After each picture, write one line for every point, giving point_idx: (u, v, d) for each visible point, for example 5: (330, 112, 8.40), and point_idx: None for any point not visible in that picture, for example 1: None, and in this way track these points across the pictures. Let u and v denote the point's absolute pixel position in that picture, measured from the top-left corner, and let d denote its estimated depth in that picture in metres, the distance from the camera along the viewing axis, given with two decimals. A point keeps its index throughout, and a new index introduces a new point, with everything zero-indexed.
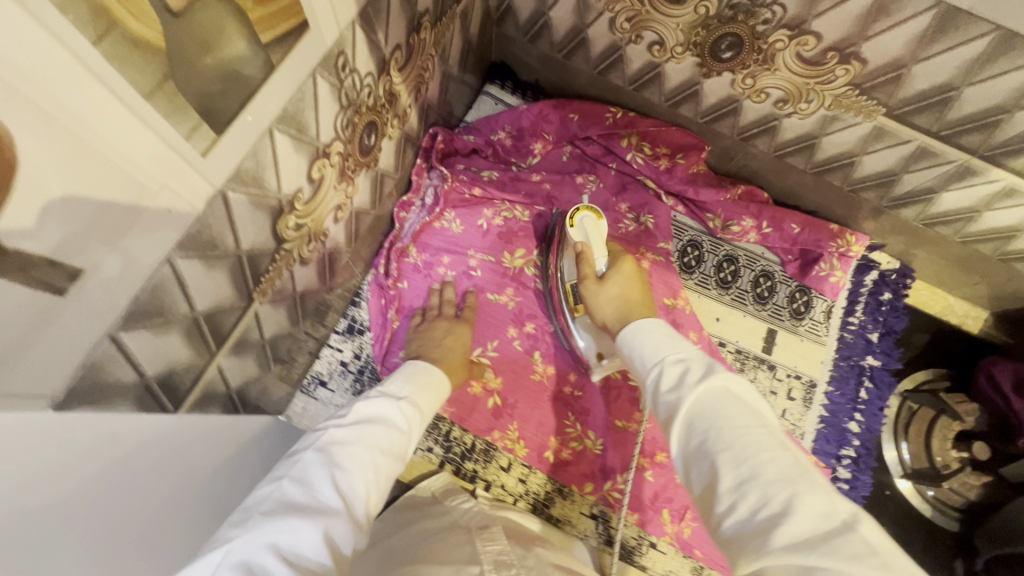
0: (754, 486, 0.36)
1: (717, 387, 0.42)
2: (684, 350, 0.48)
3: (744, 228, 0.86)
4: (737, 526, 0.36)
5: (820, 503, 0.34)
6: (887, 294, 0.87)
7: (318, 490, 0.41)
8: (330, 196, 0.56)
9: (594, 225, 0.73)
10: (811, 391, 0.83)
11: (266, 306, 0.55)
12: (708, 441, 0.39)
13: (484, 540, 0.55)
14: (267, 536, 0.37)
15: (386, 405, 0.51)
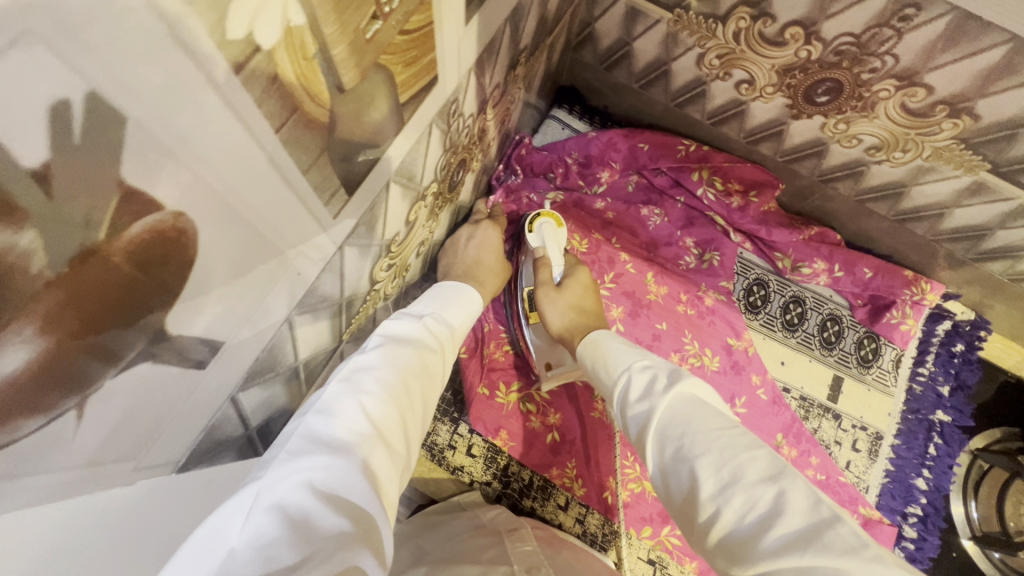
0: (738, 489, 0.35)
1: (687, 394, 0.43)
2: (650, 358, 0.49)
3: (815, 270, 0.83)
4: (727, 533, 0.34)
5: (802, 500, 0.33)
6: (960, 346, 0.84)
7: (344, 421, 0.34)
8: (418, 233, 0.55)
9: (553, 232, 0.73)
10: (877, 443, 0.80)
11: (350, 343, 0.54)
12: (683, 446, 0.39)
13: (514, 542, 0.57)
14: (297, 477, 0.30)
15: (407, 325, 0.46)
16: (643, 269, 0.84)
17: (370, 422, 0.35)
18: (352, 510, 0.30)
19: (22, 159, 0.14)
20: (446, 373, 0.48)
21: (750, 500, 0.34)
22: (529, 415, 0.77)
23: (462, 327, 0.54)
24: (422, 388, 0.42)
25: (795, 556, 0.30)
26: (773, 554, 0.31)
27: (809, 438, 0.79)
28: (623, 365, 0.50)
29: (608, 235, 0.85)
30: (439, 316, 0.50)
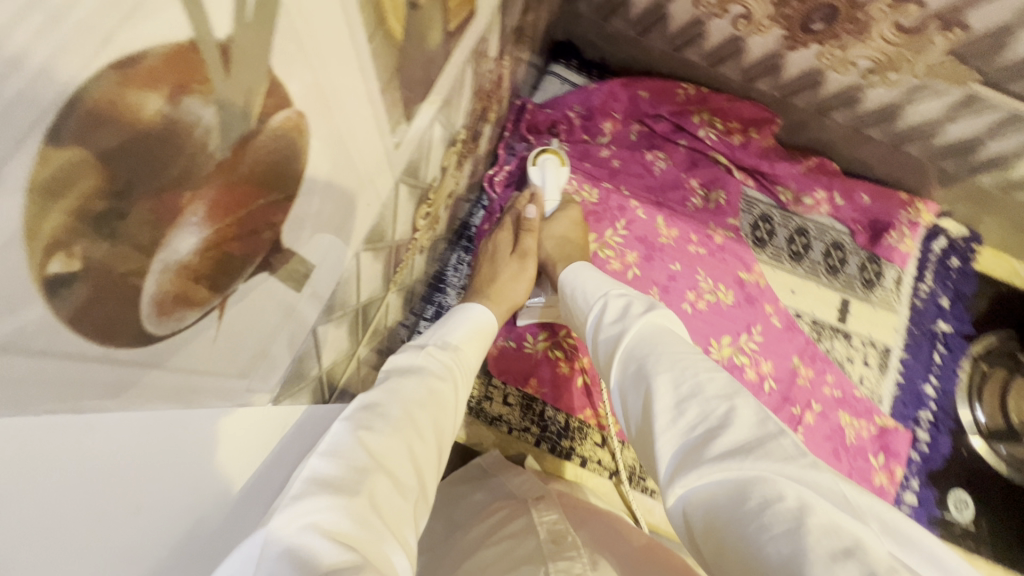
0: (695, 402, 0.36)
1: (658, 324, 0.46)
2: (628, 290, 0.53)
3: (816, 200, 0.87)
4: (677, 443, 0.35)
5: (756, 416, 0.34)
6: (955, 260, 0.89)
7: (346, 457, 0.33)
8: (447, 183, 0.57)
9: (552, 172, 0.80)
10: (886, 357, 0.85)
11: (394, 294, 0.55)
12: (646, 364, 0.41)
13: (538, 511, 0.52)
14: (301, 520, 0.29)
15: (413, 359, 0.47)
16: (653, 213, 0.87)
17: (374, 454, 0.35)
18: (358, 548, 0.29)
19: (215, 30, 0.16)
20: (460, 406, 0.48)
21: (703, 412, 0.35)
22: (559, 361, 0.78)
23: (472, 357, 0.54)
24: (428, 416, 0.42)
25: (738, 460, 0.31)
26: (714, 458, 0.32)
27: (823, 358, 0.84)
28: (602, 294, 0.54)
29: (617, 184, 0.88)
30: (444, 345, 0.51)
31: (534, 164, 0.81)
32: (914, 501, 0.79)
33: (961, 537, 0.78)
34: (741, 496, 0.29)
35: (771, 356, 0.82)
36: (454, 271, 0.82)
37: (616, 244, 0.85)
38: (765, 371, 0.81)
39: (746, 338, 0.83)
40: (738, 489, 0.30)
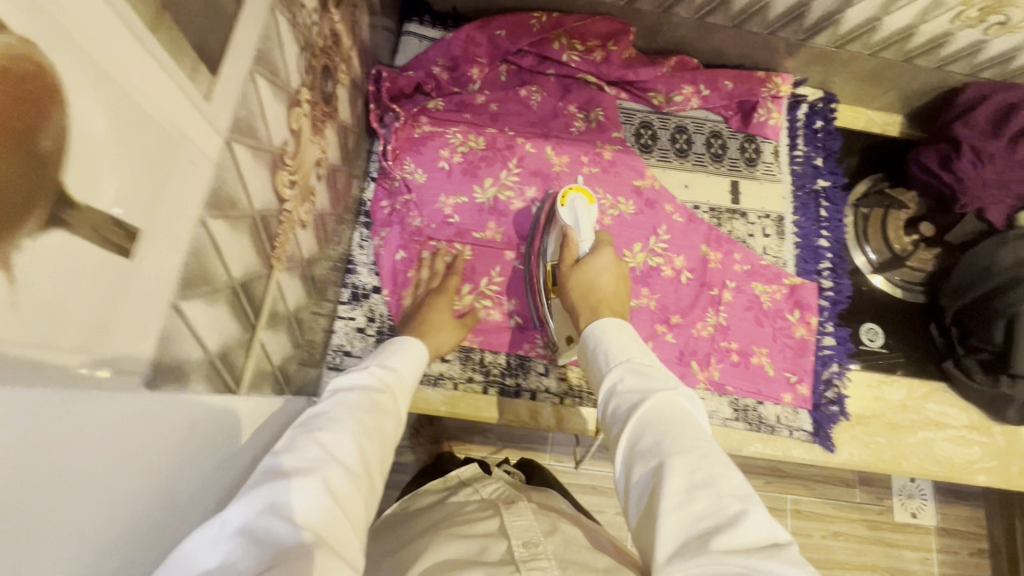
0: (707, 493, 0.42)
1: (675, 401, 0.51)
2: (649, 360, 0.57)
3: (685, 95, 0.91)
4: (685, 525, 0.41)
5: (764, 523, 0.41)
6: (820, 122, 0.96)
7: (299, 453, 0.42)
8: (308, 150, 0.56)
9: (584, 209, 0.77)
10: (782, 224, 0.91)
11: (284, 273, 0.54)
12: (662, 445, 0.46)
13: (511, 517, 0.59)
14: (257, 503, 0.37)
15: (360, 374, 0.55)
16: (541, 146, 0.88)
17: (325, 449, 0.43)
18: (307, 530, 0.37)
19: None
20: (403, 407, 0.56)
21: (714, 508, 0.42)
22: (488, 310, 0.82)
23: (414, 369, 0.62)
24: (375, 419, 0.50)
25: (744, 557, 0.38)
26: (717, 551, 0.39)
27: (728, 240, 0.89)
28: (623, 356, 0.58)
29: (499, 126, 0.88)
30: (388, 363, 0.59)
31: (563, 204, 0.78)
32: (833, 342, 0.86)
33: (876, 361, 0.88)
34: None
35: (681, 251, 0.87)
36: (360, 250, 0.81)
37: (513, 183, 0.86)
38: (678, 265, 0.87)
39: (654, 241, 0.87)
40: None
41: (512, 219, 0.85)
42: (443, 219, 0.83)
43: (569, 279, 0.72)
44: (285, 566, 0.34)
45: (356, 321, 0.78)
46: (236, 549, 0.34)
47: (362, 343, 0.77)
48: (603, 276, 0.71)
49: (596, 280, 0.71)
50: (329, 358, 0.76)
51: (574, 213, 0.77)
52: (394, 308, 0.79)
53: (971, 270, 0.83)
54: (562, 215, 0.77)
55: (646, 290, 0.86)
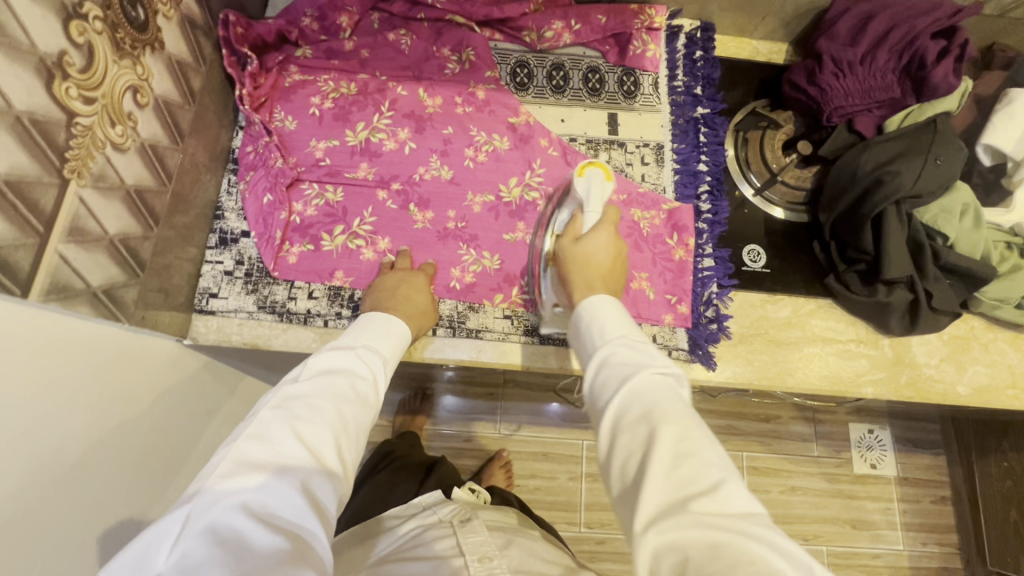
0: (694, 461, 0.44)
1: (667, 375, 0.52)
2: (640, 335, 0.57)
3: (556, 31, 0.92)
4: (669, 491, 0.43)
5: (743, 494, 0.43)
6: (699, 52, 0.97)
7: (275, 448, 0.48)
8: (114, 72, 0.56)
9: (600, 183, 0.74)
10: (660, 151, 0.92)
11: (90, 190, 0.55)
12: (649, 415, 0.48)
13: (466, 534, 0.69)
14: (231, 498, 0.44)
15: (344, 357, 0.60)
16: (413, 88, 0.89)
17: (301, 444, 0.49)
18: (286, 530, 0.44)
19: None
20: (384, 389, 0.61)
21: (697, 474, 0.43)
22: (361, 249, 0.82)
23: (393, 347, 0.66)
24: (355, 409, 0.55)
25: (728, 521, 0.40)
26: (698, 515, 0.40)
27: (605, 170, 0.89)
28: (617, 331, 0.57)
29: (370, 71, 0.89)
30: (372, 345, 0.64)
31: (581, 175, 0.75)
32: (711, 263, 0.87)
33: (758, 281, 0.88)
34: (715, 556, 0.38)
35: (558, 184, 0.88)
36: (228, 196, 0.82)
37: (385, 126, 0.87)
38: None
39: (530, 175, 0.88)
40: (712, 546, 0.38)
41: (384, 159, 0.85)
42: (314, 162, 0.84)
43: (567, 254, 0.71)
44: (258, 566, 0.40)
45: (224, 265, 0.79)
46: (211, 544, 0.41)
47: (229, 286, 0.78)
48: (600, 255, 0.69)
49: (593, 256, 0.69)
50: (196, 301, 0.77)
51: (589, 185, 0.75)
52: (262, 250, 0.79)
53: (842, 180, 0.83)
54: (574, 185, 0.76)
55: (522, 224, 0.85)
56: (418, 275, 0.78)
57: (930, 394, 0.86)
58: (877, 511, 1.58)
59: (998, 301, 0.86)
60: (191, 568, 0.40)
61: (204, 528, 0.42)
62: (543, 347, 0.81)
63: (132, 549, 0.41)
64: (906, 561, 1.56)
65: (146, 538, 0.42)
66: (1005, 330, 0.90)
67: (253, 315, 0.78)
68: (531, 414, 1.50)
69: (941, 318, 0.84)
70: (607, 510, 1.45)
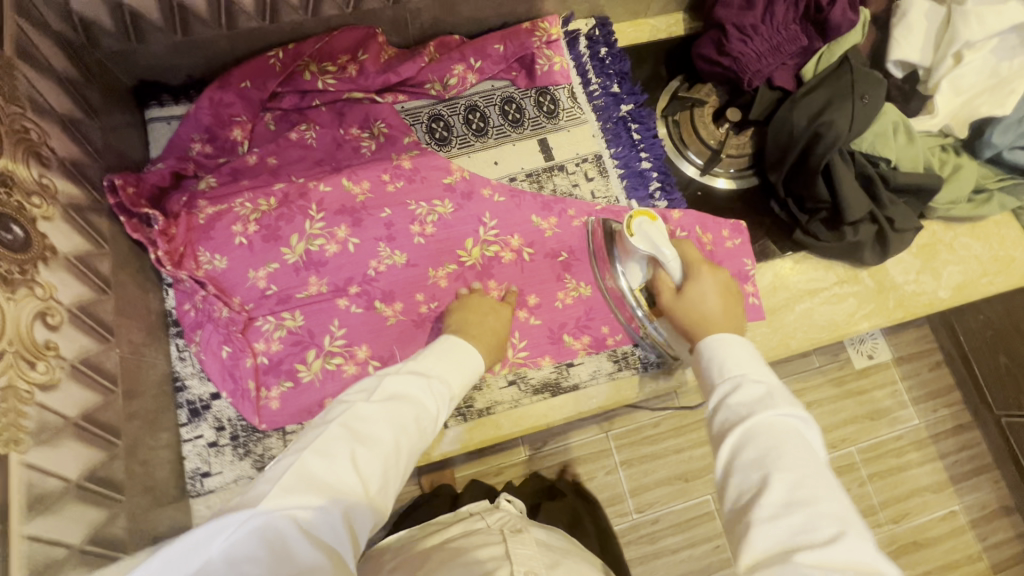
0: (807, 510, 0.45)
1: (788, 421, 0.51)
2: (760, 374, 0.56)
3: (459, 75, 0.88)
4: (780, 536, 0.45)
5: (859, 548, 0.43)
6: (604, 49, 0.94)
7: (333, 463, 0.47)
8: (13, 309, 0.49)
9: (652, 227, 0.70)
10: (601, 161, 0.90)
11: (34, 449, 0.48)
12: (766, 458, 0.49)
13: (516, 543, 0.62)
14: (286, 508, 0.43)
15: (417, 386, 0.57)
16: (335, 181, 0.83)
17: (357, 468, 0.48)
18: (328, 548, 0.43)
19: None
20: (444, 420, 0.59)
21: (813, 524, 0.44)
22: (341, 367, 0.77)
23: (458, 379, 0.63)
24: (413, 440, 0.53)
25: None
26: (807, 569, 0.41)
27: (556, 200, 0.87)
28: (734, 371, 0.57)
29: (285, 178, 0.82)
30: (442, 375, 0.61)
31: (630, 231, 0.70)
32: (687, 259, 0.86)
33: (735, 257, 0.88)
34: None
35: (514, 229, 0.85)
36: (182, 363, 0.75)
37: (320, 230, 0.81)
38: (516, 244, 0.84)
39: (483, 231, 0.84)
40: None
41: (332, 266, 0.80)
42: (260, 294, 0.78)
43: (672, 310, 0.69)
44: None
45: (204, 438, 0.73)
46: (255, 549, 0.41)
47: (219, 458, 0.72)
48: (710, 302, 0.67)
49: (701, 306, 0.67)
50: (188, 487, 0.71)
51: (646, 235, 0.70)
52: (239, 407, 0.73)
53: (781, 140, 0.82)
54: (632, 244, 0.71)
55: (493, 282, 0.82)
56: (505, 307, 0.79)
57: (917, 309, 0.90)
58: (887, 396, 1.66)
59: (951, 203, 0.89)
60: (236, 563, 0.40)
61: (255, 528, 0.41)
62: (556, 399, 0.79)
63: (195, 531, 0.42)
64: (925, 432, 1.65)
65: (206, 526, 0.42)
66: (962, 225, 0.94)
67: (254, 478, 0.72)
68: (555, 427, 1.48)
69: (908, 236, 0.86)
70: (654, 490, 1.47)
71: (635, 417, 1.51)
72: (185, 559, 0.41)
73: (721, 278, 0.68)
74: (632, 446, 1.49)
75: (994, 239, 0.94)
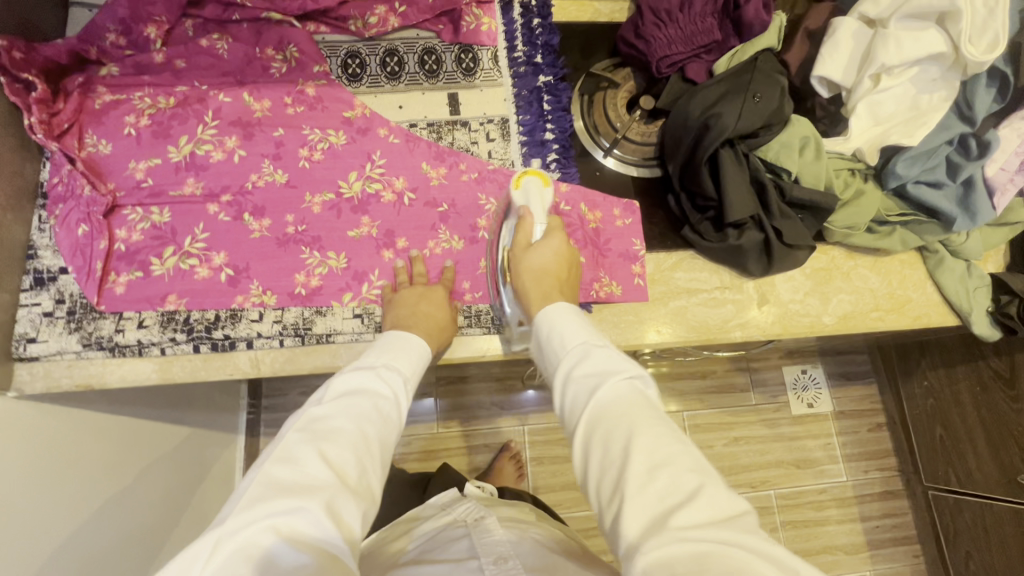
0: (667, 471, 0.45)
1: (630, 385, 0.53)
2: (599, 343, 0.58)
3: (381, 16, 0.89)
4: (647, 500, 0.44)
5: (717, 494, 0.44)
6: (536, 20, 0.94)
7: (305, 468, 0.47)
8: None
9: (538, 191, 0.80)
10: (506, 126, 0.90)
11: None
12: (627, 431, 0.48)
13: (481, 534, 0.65)
14: (260, 523, 0.43)
15: (366, 377, 0.58)
16: (237, 94, 0.85)
17: (330, 466, 0.48)
18: (315, 547, 0.43)
19: None
20: (407, 407, 0.59)
21: (673, 482, 0.44)
22: (194, 269, 0.77)
23: (411, 365, 0.64)
24: (378, 429, 0.54)
25: (702, 531, 0.40)
26: (678, 529, 0.40)
27: (450, 152, 0.87)
28: (576, 345, 0.58)
29: (187, 82, 0.84)
30: (393, 364, 0.62)
31: (517, 186, 0.80)
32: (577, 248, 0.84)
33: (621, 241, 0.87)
34: (702, 566, 0.38)
35: (401, 172, 0.85)
36: (41, 233, 0.76)
37: (210, 137, 0.83)
38: (399, 187, 0.84)
39: (370, 167, 0.84)
40: (699, 557, 0.38)
41: (212, 172, 0.81)
42: (134, 184, 0.79)
43: (520, 264, 0.75)
44: None
45: (42, 307, 0.74)
46: (243, 569, 0.41)
47: (50, 328, 0.73)
48: (548, 257, 0.74)
49: (543, 260, 0.74)
50: (14, 349, 0.72)
51: (529, 195, 0.80)
52: (82, 285, 0.75)
53: (675, 130, 0.83)
54: (516, 200, 0.80)
55: (366, 218, 0.82)
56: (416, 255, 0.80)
57: (797, 329, 0.87)
58: (819, 448, 1.48)
59: (848, 229, 0.87)
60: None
61: (235, 551, 0.41)
62: None
63: (159, 573, 0.41)
64: (851, 492, 1.46)
65: (174, 559, 0.41)
66: (865, 256, 0.92)
67: (80, 354, 0.73)
68: (462, 408, 1.34)
69: (799, 253, 0.84)
70: (558, 492, 1.32)
71: (556, 415, 1.36)
72: None
73: (567, 243, 0.76)
74: (544, 444, 1.34)
75: (894, 276, 0.91)
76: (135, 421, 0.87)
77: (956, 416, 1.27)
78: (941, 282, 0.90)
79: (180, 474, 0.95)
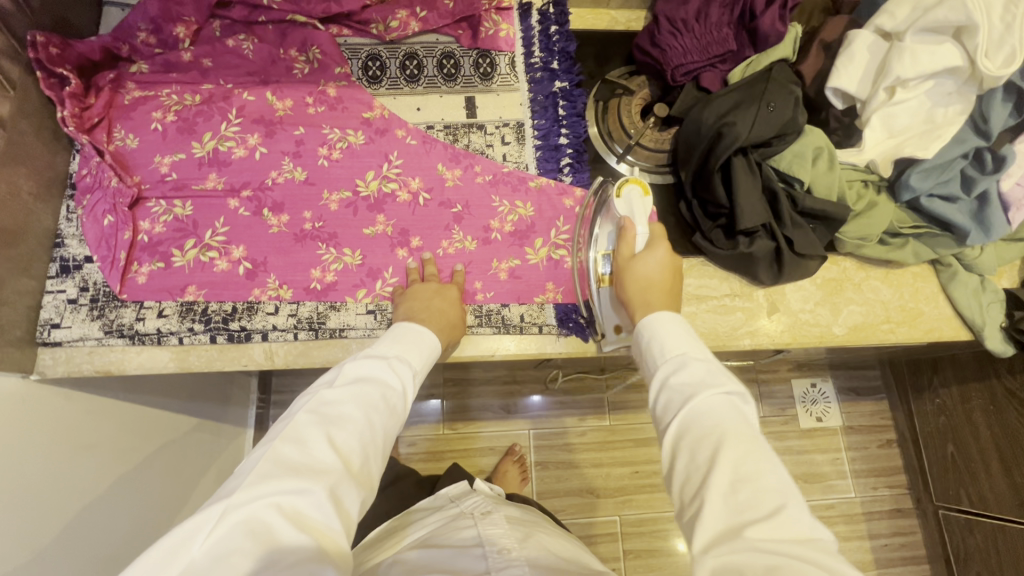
0: (750, 487, 0.44)
1: (729, 400, 0.50)
2: (703, 353, 0.54)
3: (402, 21, 0.91)
4: (725, 514, 0.43)
5: (801, 517, 0.42)
6: (554, 26, 0.95)
7: (313, 451, 0.48)
8: None
9: (639, 200, 0.78)
10: (521, 129, 0.91)
11: None
12: (712, 441, 0.47)
13: (485, 526, 0.66)
14: (264, 500, 0.44)
15: (378, 366, 0.58)
16: (260, 93, 0.87)
17: (334, 451, 0.49)
18: (315, 529, 0.44)
19: None
20: (413, 401, 0.60)
21: (756, 499, 0.43)
22: (214, 261, 0.79)
23: (422, 358, 0.64)
24: (384, 420, 0.54)
25: (777, 548, 0.40)
26: (755, 542, 0.41)
27: (466, 154, 0.89)
28: (677, 351, 0.55)
29: (213, 81, 0.87)
30: (405, 356, 0.62)
31: (618, 195, 0.78)
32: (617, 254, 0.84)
33: None
34: None
35: (417, 173, 0.87)
36: (68, 223, 0.79)
37: (233, 134, 0.85)
38: (415, 187, 0.86)
39: (387, 167, 0.86)
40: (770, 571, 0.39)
41: (233, 168, 0.83)
42: (159, 177, 0.82)
43: (627, 276, 0.71)
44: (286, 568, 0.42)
45: (67, 294, 0.76)
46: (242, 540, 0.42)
47: (73, 314, 0.75)
48: (658, 271, 0.70)
49: (652, 275, 0.70)
50: (38, 334, 0.74)
51: (630, 205, 0.77)
52: (105, 273, 0.77)
53: (690, 137, 0.84)
54: (617, 208, 0.77)
55: (382, 217, 0.84)
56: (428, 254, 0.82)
57: (807, 338, 0.87)
58: (827, 462, 1.46)
59: (861, 240, 0.87)
60: (223, 558, 0.41)
61: (238, 522, 0.43)
62: None
63: (165, 536, 0.42)
64: (859, 508, 1.44)
65: (184, 523, 0.43)
66: (877, 268, 0.92)
67: (101, 341, 0.75)
68: (469, 411, 1.35)
69: (809, 263, 0.84)
70: (560, 497, 1.32)
71: (561, 420, 1.36)
72: (162, 563, 0.41)
73: (674, 257, 0.73)
74: (549, 449, 1.35)
75: (906, 289, 0.91)
76: (147, 408, 0.89)
77: (967, 435, 1.26)
78: (954, 295, 0.90)
79: (189, 464, 0.97)
